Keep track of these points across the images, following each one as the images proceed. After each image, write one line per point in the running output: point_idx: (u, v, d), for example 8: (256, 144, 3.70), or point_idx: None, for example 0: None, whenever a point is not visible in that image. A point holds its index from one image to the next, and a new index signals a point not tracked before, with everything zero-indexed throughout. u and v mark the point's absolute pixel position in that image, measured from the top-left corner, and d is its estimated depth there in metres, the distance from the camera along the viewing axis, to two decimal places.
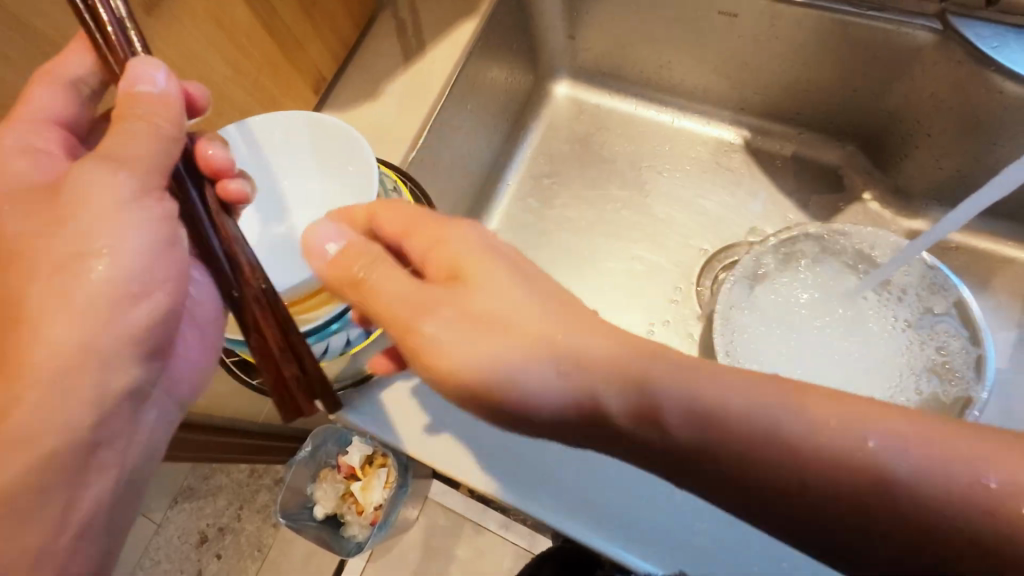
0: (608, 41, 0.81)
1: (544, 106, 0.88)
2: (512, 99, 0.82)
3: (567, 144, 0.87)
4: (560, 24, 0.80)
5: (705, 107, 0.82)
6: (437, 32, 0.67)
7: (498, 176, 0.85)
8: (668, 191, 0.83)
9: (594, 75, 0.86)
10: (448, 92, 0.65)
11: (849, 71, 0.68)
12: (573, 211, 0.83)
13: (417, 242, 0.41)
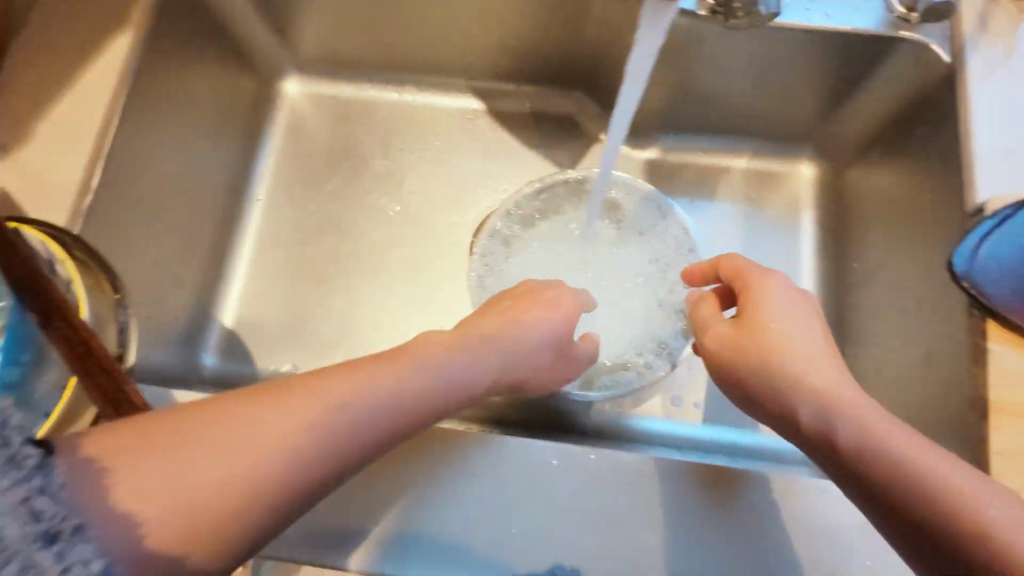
0: (320, 29, 0.76)
1: (277, 108, 0.82)
2: (231, 107, 0.75)
3: (312, 144, 0.82)
4: (259, 19, 0.74)
5: (440, 79, 0.81)
6: (94, 52, 0.59)
7: (243, 194, 0.79)
8: (421, 170, 0.81)
9: (322, 66, 0.82)
10: (117, 121, 0.58)
11: (544, 22, 0.70)
12: (332, 213, 0.80)
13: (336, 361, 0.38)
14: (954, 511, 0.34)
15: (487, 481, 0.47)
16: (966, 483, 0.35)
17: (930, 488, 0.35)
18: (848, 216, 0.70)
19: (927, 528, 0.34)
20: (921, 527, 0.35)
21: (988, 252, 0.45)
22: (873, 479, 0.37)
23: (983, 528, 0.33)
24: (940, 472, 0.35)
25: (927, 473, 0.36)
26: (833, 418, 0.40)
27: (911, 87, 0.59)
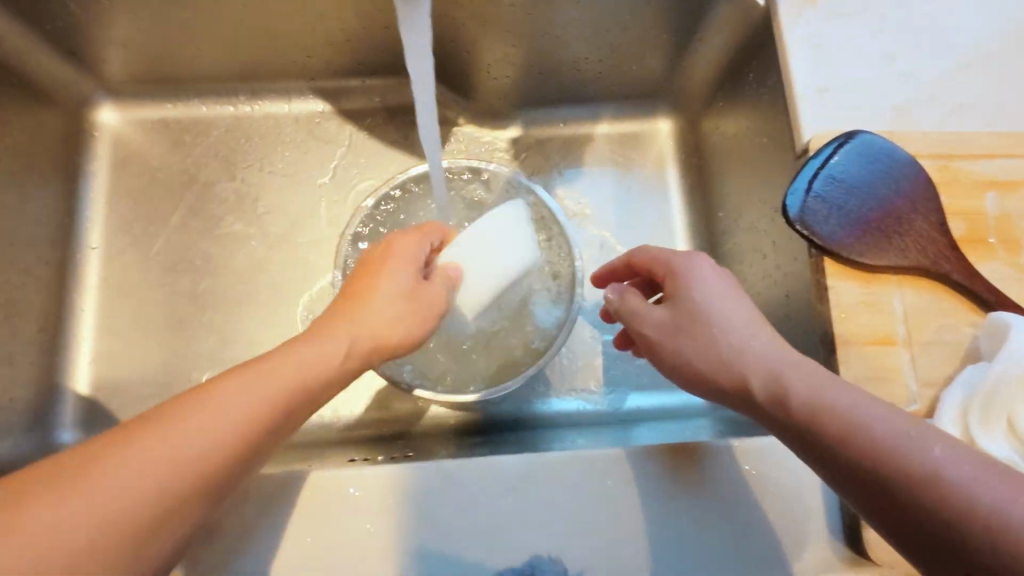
0: (122, 47, 0.68)
1: (95, 142, 0.73)
2: (35, 149, 0.66)
3: (146, 175, 0.74)
4: (44, 46, 0.65)
5: (276, 85, 0.75)
6: None
7: (73, 244, 0.70)
8: (275, 186, 0.75)
9: (139, 87, 0.73)
10: None
11: (369, 11, 0.66)
12: (182, 248, 0.72)
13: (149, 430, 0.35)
14: (908, 469, 0.32)
15: (363, 518, 0.43)
16: (862, 401, 0.34)
17: (839, 419, 0.34)
18: (708, 166, 0.71)
19: (839, 453, 0.34)
20: (830, 450, 0.34)
21: (815, 192, 0.46)
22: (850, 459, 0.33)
23: (940, 475, 0.31)
24: (847, 399, 0.35)
25: (832, 403, 0.35)
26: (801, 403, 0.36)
27: (737, 33, 0.60)
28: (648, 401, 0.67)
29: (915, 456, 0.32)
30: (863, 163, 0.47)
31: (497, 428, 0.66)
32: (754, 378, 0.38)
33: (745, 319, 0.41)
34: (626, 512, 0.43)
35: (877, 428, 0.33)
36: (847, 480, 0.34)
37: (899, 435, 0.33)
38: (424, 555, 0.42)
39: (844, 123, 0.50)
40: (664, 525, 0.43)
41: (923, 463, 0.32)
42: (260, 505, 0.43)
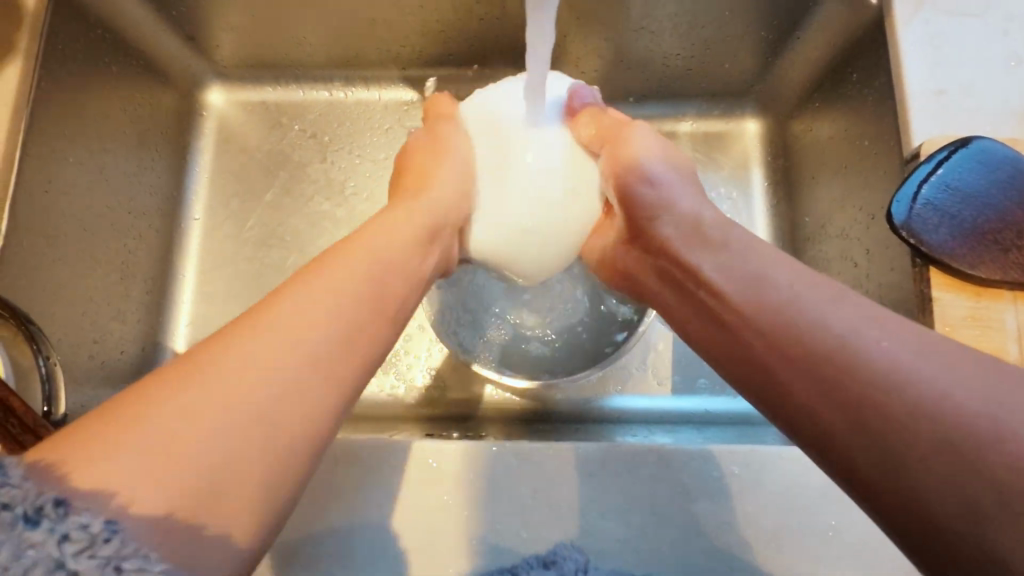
0: (233, 33, 0.72)
1: (202, 122, 0.78)
2: (151, 125, 0.71)
3: (245, 154, 0.78)
4: (166, 30, 0.70)
5: (369, 73, 0.78)
6: None
7: (179, 216, 0.75)
8: (362, 169, 0.78)
9: (245, 71, 0.78)
10: (19, 157, 0.55)
11: (465, 3, 0.67)
12: (274, 223, 0.76)
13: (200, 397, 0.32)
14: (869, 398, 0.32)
15: (442, 490, 0.44)
16: (860, 324, 0.35)
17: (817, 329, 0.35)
18: (795, 169, 0.68)
19: (823, 364, 0.34)
20: (815, 361, 0.35)
21: (925, 199, 0.44)
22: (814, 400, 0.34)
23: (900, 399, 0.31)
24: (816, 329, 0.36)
25: (824, 322, 0.36)
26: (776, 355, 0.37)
27: (843, 33, 0.58)
28: (719, 404, 0.66)
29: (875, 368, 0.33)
30: (980, 172, 0.44)
31: (566, 418, 0.67)
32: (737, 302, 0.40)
33: (713, 216, 0.46)
34: (703, 509, 0.43)
35: (873, 348, 0.33)
36: (822, 394, 0.34)
37: (891, 349, 0.33)
38: (501, 531, 0.43)
39: (957, 129, 0.48)
40: (741, 524, 0.43)
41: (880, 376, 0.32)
42: (348, 467, 0.45)
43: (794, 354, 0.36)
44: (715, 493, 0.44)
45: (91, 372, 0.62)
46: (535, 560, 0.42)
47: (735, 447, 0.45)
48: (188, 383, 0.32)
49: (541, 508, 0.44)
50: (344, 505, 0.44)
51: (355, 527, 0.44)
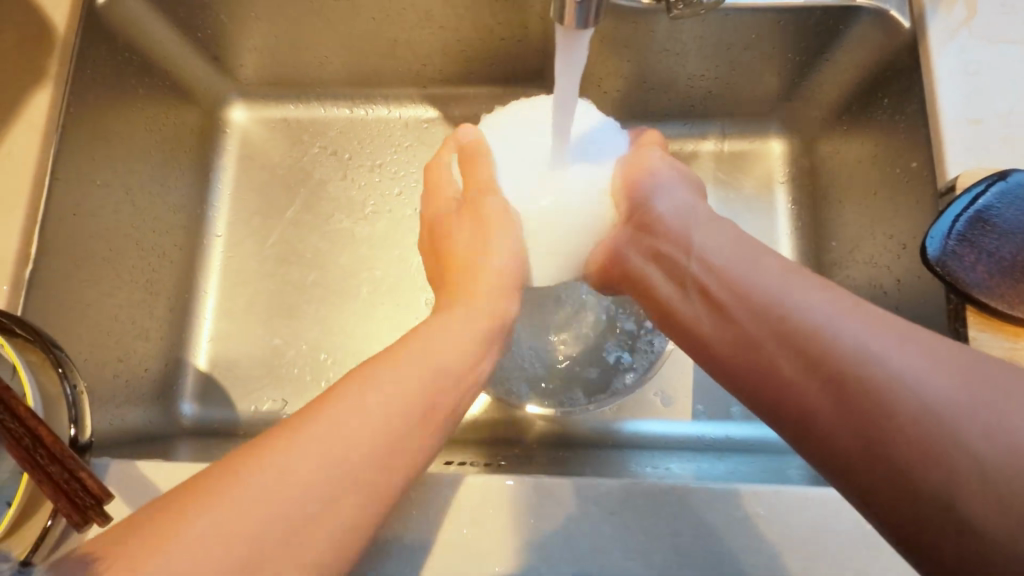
0: (256, 52, 0.73)
1: (224, 138, 0.79)
2: (176, 144, 0.72)
3: (267, 171, 0.79)
4: (191, 50, 0.71)
5: (390, 91, 0.78)
6: (11, 112, 0.56)
7: (201, 232, 0.76)
8: (382, 187, 0.78)
9: (267, 89, 0.78)
10: (48, 181, 0.56)
11: (486, 23, 0.67)
12: (294, 241, 0.76)
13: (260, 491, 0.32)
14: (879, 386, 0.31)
15: (461, 524, 0.44)
16: (833, 313, 0.34)
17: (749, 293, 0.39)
18: (821, 192, 0.67)
19: (819, 362, 0.33)
20: (799, 338, 0.34)
21: (960, 234, 0.43)
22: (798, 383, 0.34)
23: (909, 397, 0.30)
24: (819, 310, 0.35)
25: (758, 288, 0.39)
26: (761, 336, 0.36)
27: (873, 56, 0.56)
28: (740, 431, 0.65)
29: (870, 353, 0.32)
30: (1018, 207, 0.43)
31: (585, 444, 0.66)
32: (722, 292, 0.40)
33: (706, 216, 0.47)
34: (725, 550, 0.42)
35: (850, 331, 0.33)
36: (818, 382, 0.33)
37: (853, 353, 0.32)
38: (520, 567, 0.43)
39: (994, 159, 0.47)
40: (764, 568, 0.42)
41: (872, 364, 0.31)
42: None
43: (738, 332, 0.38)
44: (738, 535, 0.43)
45: (115, 390, 0.63)
46: None
47: (761, 487, 0.44)
48: (254, 472, 0.33)
49: (561, 544, 0.43)
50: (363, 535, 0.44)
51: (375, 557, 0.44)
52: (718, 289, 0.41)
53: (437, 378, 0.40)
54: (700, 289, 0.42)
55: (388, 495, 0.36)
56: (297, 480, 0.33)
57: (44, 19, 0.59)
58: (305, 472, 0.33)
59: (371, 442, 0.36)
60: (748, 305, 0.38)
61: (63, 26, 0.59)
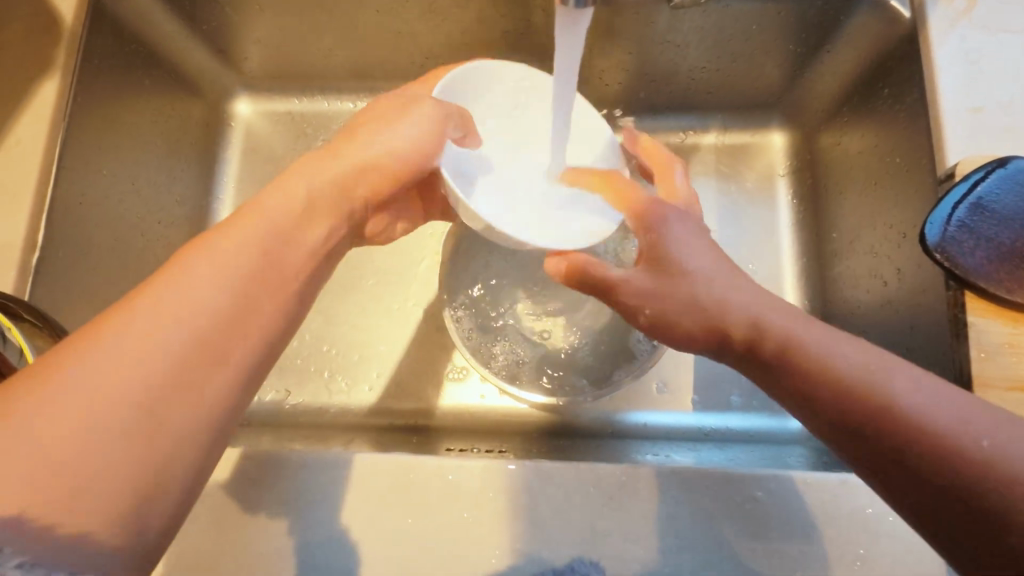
0: (260, 45, 0.73)
1: (229, 132, 0.80)
2: (181, 136, 0.73)
3: (270, 163, 0.80)
4: (197, 42, 0.71)
5: (393, 85, 0.79)
6: (20, 102, 0.57)
7: (205, 224, 0.76)
8: None
9: (271, 82, 0.79)
10: (55, 170, 0.56)
11: (489, 16, 0.68)
12: None
13: (49, 421, 0.30)
14: (943, 456, 0.32)
15: (463, 508, 0.44)
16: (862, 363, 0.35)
17: (826, 364, 0.36)
18: (822, 185, 0.67)
19: (890, 440, 0.33)
20: (856, 403, 0.34)
21: (960, 221, 0.43)
22: (877, 466, 0.34)
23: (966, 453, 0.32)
24: (857, 368, 0.35)
25: (803, 349, 0.37)
26: (824, 403, 0.35)
27: (874, 46, 0.57)
28: (741, 422, 0.65)
29: (925, 417, 0.33)
30: (1017, 193, 0.43)
31: (587, 433, 0.66)
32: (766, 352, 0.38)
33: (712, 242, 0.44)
34: (725, 532, 0.43)
35: (901, 395, 0.34)
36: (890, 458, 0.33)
37: (912, 422, 0.33)
38: (520, 550, 0.43)
39: (994, 147, 0.47)
40: (764, 551, 0.42)
41: (923, 423, 0.33)
42: (372, 482, 0.45)
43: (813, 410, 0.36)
44: (738, 519, 0.43)
45: None
46: None
47: (762, 470, 0.44)
48: (59, 387, 0.30)
49: (563, 527, 0.44)
50: (365, 518, 0.45)
51: (376, 540, 0.44)
52: (781, 354, 0.37)
53: (256, 349, 0.36)
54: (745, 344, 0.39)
55: (197, 462, 0.33)
56: (72, 410, 0.30)
57: (52, 10, 0.60)
58: (108, 405, 0.31)
59: (187, 381, 0.33)
60: (794, 369, 0.37)
61: (69, 16, 0.60)
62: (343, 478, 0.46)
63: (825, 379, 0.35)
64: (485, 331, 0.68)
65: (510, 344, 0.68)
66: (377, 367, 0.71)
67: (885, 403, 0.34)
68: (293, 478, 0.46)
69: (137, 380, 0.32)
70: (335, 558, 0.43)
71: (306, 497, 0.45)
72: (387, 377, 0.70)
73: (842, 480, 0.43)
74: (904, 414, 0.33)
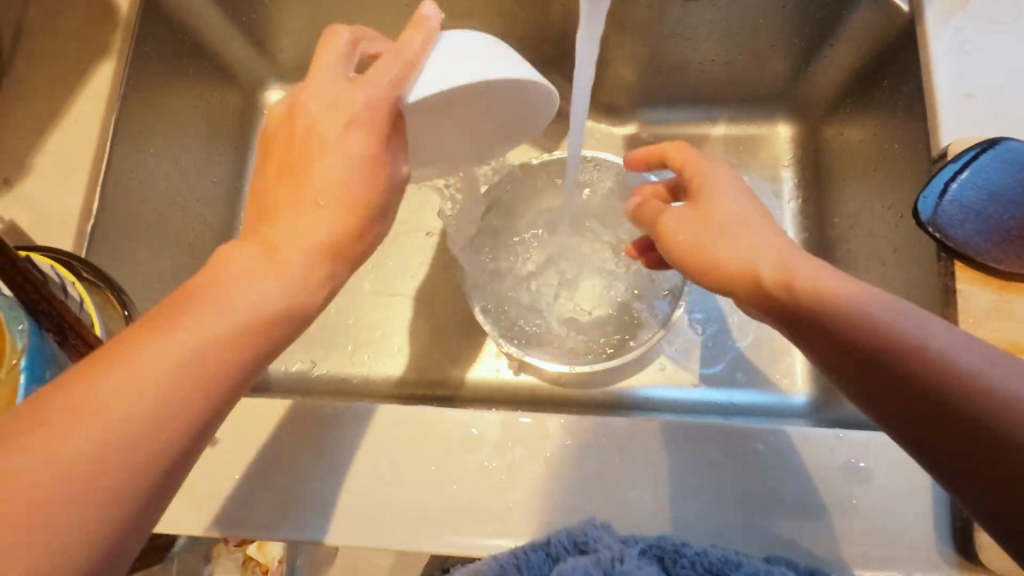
0: (294, 36, 0.78)
1: (262, 119, 0.84)
2: (219, 121, 0.77)
3: None
4: (237, 33, 0.76)
5: None
6: (78, 85, 0.62)
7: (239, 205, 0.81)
8: None
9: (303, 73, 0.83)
10: (108, 147, 0.61)
11: (512, 8, 0.72)
12: None
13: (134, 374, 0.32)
14: (983, 395, 0.31)
15: (487, 457, 0.48)
16: (900, 314, 0.34)
17: (857, 308, 0.35)
18: (824, 173, 0.70)
19: (927, 383, 0.32)
20: (893, 351, 0.33)
21: (953, 196, 0.46)
22: (911, 400, 0.32)
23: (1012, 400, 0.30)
24: (900, 315, 0.34)
25: (848, 293, 0.36)
26: (853, 333, 0.35)
27: (874, 38, 0.60)
28: (746, 398, 0.68)
29: (960, 365, 0.32)
30: (1006, 170, 0.46)
31: (597, 405, 0.70)
32: (801, 292, 0.38)
33: (745, 206, 0.45)
34: (728, 482, 0.46)
35: (940, 346, 0.33)
36: (909, 398, 0.33)
37: (952, 371, 0.32)
38: (536, 496, 0.46)
39: (985, 130, 0.51)
40: (765, 500, 0.45)
41: (962, 375, 0.31)
42: (401, 431, 0.49)
43: (847, 337, 0.35)
44: (740, 469, 0.46)
45: None
46: (566, 541, 0.43)
47: (762, 426, 0.47)
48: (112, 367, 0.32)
49: (579, 477, 0.47)
50: (394, 465, 0.48)
51: (405, 486, 0.47)
52: (805, 292, 0.38)
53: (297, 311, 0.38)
54: (781, 284, 0.39)
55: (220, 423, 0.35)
56: (118, 403, 0.31)
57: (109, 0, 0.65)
58: (136, 388, 0.32)
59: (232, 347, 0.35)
60: (828, 309, 0.36)
61: (126, 7, 0.65)
62: (373, 429, 0.49)
63: (850, 311, 0.35)
64: (501, 308, 0.72)
65: (526, 321, 0.72)
66: (399, 343, 0.75)
67: (916, 347, 0.33)
68: (328, 428, 0.50)
69: (172, 372, 0.33)
70: (367, 499, 0.47)
71: (339, 447, 0.49)
72: (409, 350, 0.74)
73: (839, 434, 0.46)
74: (933, 358, 0.32)
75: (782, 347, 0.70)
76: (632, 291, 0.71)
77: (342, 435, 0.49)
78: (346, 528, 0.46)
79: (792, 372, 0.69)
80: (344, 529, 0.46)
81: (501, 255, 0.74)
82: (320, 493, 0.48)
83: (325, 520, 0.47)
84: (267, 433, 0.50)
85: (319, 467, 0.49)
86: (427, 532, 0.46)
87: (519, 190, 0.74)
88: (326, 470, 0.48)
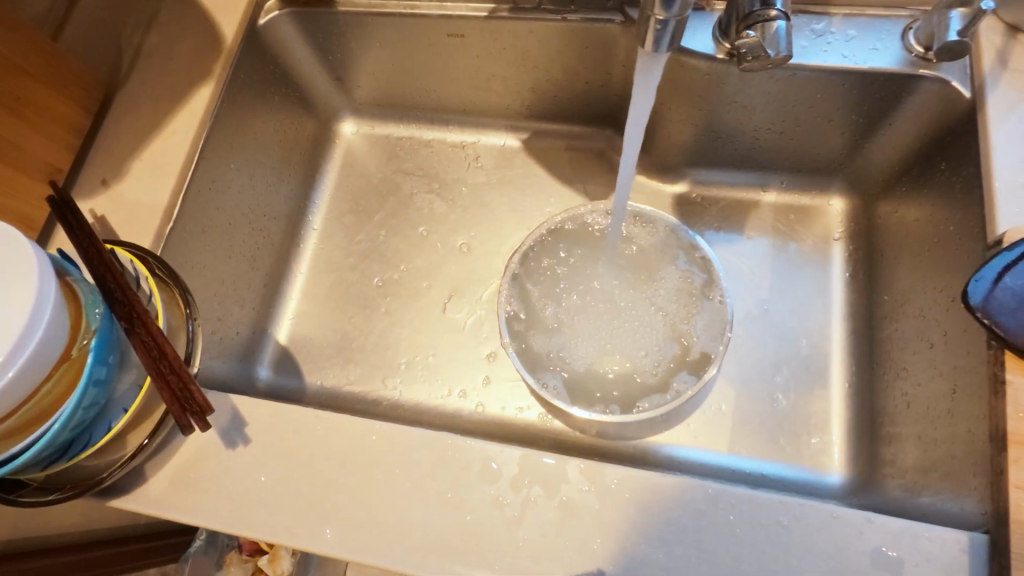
0: (372, 76, 0.85)
1: (333, 148, 0.90)
2: (294, 145, 0.84)
3: (364, 178, 0.89)
4: (322, 70, 0.83)
5: (482, 120, 0.88)
6: (179, 104, 0.69)
7: (301, 224, 0.86)
8: (464, 202, 0.86)
9: (375, 108, 0.90)
10: (196, 160, 0.68)
11: (574, 65, 0.76)
12: (380, 241, 0.85)
13: None
14: None
15: (505, 492, 0.48)
16: None
17: None
18: (877, 249, 0.70)
19: None
20: None
21: (1007, 284, 0.45)
22: None
23: None
24: None
25: None
26: None
27: (935, 119, 0.61)
28: (778, 471, 0.66)
29: None
30: None
31: (622, 458, 0.69)
32: None
33: None
34: (748, 552, 0.44)
35: None
36: None
37: None
38: (549, 538, 0.46)
39: None
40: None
41: None
42: (423, 455, 0.50)
43: None
44: (762, 541, 0.45)
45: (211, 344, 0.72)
46: None
47: (788, 498, 0.46)
48: None
49: (594, 524, 0.46)
50: (412, 487, 0.49)
51: (420, 509, 0.48)
52: None
53: None
54: None
55: None
56: None
57: (216, 33, 0.73)
58: None
59: None
60: None
61: (230, 38, 0.72)
62: (396, 450, 0.51)
63: None
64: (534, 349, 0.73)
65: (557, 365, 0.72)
66: (432, 372, 0.77)
67: None
68: (355, 443, 0.51)
69: None
70: (383, 518, 0.48)
71: (362, 462, 0.50)
72: (442, 379, 0.76)
73: (870, 518, 0.44)
74: None
75: (820, 423, 0.67)
76: (668, 347, 0.71)
77: (366, 452, 0.51)
78: (360, 544, 0.47)
79: (829, 450, 0.66)
80: (358, 545, 0.47)
81: (540, 297, 0.75)
82: (340, 506, 0.49)
83: (341, 533, 0.48)
84: (297, 439, 0.52)
85: (341, 479, 0.50)
86: (437, 560, 0.46)
87: (562, 237, 0.76)
88: (348, 484, 0.49)
